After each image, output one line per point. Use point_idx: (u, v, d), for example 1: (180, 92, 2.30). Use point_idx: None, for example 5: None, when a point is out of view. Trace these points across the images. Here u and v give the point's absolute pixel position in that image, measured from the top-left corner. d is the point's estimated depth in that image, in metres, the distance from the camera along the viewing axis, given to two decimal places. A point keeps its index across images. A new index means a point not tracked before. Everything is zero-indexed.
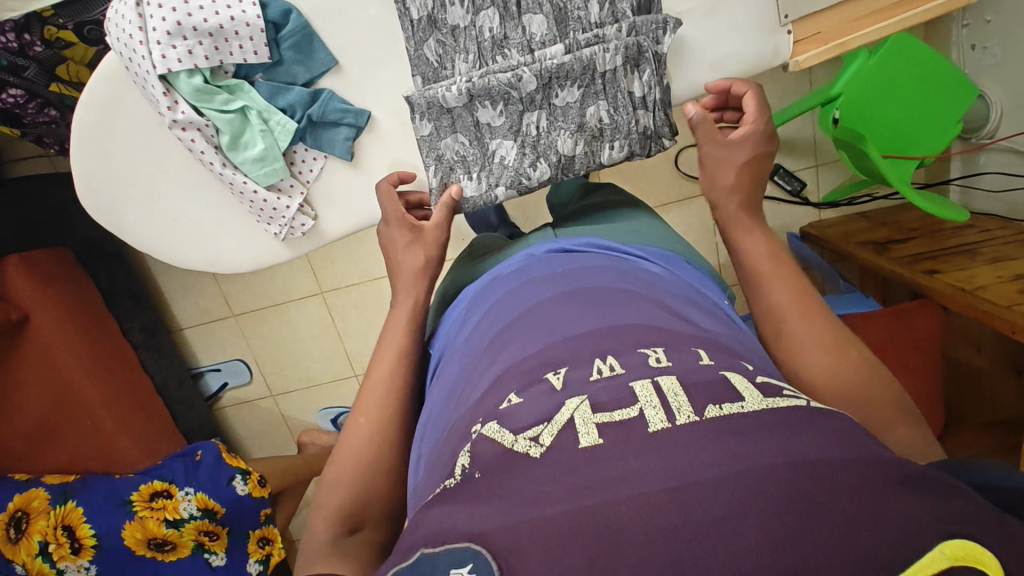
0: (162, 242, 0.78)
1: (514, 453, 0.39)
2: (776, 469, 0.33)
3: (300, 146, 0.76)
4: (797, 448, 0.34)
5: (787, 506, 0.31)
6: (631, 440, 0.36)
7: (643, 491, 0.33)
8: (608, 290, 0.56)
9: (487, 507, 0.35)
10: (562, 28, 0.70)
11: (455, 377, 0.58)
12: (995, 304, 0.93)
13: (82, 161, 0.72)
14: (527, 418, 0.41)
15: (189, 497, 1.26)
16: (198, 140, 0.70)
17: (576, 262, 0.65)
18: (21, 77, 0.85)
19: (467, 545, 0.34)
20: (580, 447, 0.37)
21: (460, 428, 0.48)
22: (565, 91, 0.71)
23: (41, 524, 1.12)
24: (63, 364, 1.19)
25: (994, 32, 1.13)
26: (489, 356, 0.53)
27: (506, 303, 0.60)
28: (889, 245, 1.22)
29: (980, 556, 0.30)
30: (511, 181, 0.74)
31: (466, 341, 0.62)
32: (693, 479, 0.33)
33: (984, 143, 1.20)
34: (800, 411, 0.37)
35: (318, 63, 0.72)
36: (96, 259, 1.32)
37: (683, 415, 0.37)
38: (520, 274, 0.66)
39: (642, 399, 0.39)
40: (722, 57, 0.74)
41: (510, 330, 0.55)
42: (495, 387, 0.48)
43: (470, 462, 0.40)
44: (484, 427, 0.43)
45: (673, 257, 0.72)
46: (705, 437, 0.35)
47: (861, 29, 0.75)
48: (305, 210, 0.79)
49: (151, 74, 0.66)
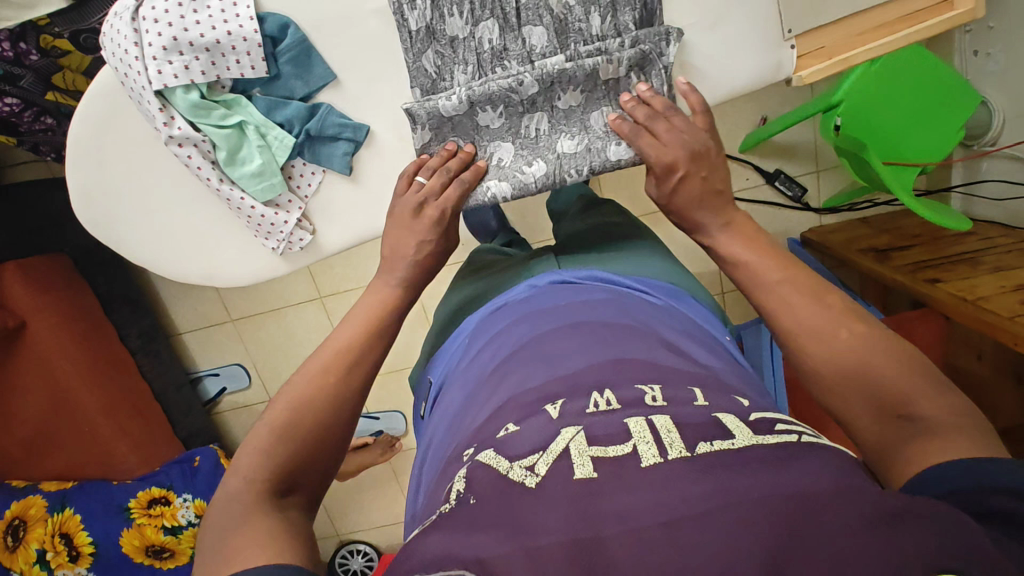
0: (161, 258, 0.78)
1: (510, 481, 0.38)
2: (764, 504, 0.33)
3: (299, 160, 0.75)
4: (787, 484, 0.34)
5: (779, 542, 0.31)
6: (626, 477, 0.36)
7: (635, 527, 0.33)
8: (611, 323, 0.57)
9: (489, 535, 0.34)
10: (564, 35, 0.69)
11: (457, 404, 0.59)
12: (999, 315, 0.92)
13: (81, 177, 0.71)
14: (525, 445, 0.41)
15: (186, 504, 1.27)
16: (194, 156, 0.70)
17: (579, 295, 0.65)
18: (17, 86, 0.84)
19: (461, 573, 0.33)
20: (574, 478, 0.37)
21: (456, 458, 0.48)
22: (567, 95, 0.71)
23: (39, 532, 1.12)
24: (61, 371, 1.19)
25: (996, 39, 1.13)
26: (492, 385, 0.55)
27: (510, 333, 0.61)
28: (890, 251, 1.22)
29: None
30: (509, 178, 0.73)
31: (468, 366, 0.63)
32: (685, 514, 0.33)
33: (987, 149, 1.19)
34: (787, 448, 0.38)
35: (316, 76, 0.71)
36: (93, 264, 1.31)
37: (675, 450, 0.38)
38: (524, 306, 0.66)
39: (636, 435, 0.40)
40: (724, 72, 0.73)
41: (512, 360, 0.56)
42: (495, 416, 0.49)
43: (466, 488, 0.40)
44: (478, 457, 0.43)
45: (681, 292, 0.72)
46: (695, 471, 0.36)
47: (866, 44, 0.74)
48: (304, 225, 0.79)
49: (147, 89, 0.66)
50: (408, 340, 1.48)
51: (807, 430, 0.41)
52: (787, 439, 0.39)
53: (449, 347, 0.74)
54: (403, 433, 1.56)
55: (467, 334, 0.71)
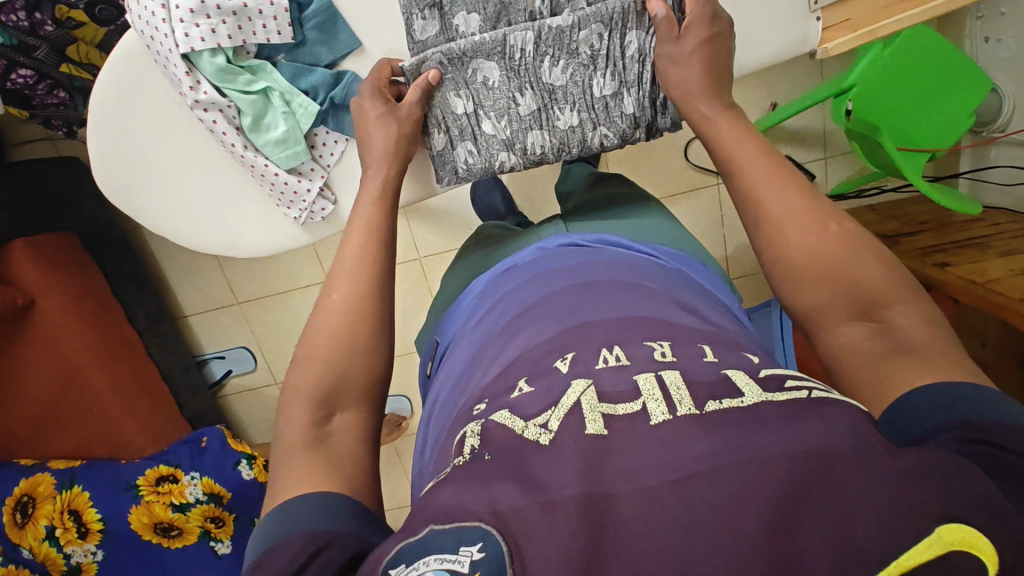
0: (181, 227, 0.78)
1: (525, 441, 0.38)
2: (777, 459, 0.33)
3: (322, 129, 0.75)
4: (798, 437, 0.34)
5: (787, 495, 0.32)
6: (635, 436, 0.36)
7: (641, 486, 0.33)
8: (627, 283, 0.57)
9: (503, 486, 0.35)
10: (562, 51, 0.70)
11: (466, 362, 0.59)
12: (1008, 297, 0.93)
13: (100, 143, 0.70)
14: (538, 405, 0.41)
15: (195, 481, 1.26)
16: (220, 121, 0.70)
17: (590, 256, 0.65)
18: (32, 57, 0.83)
19: (477, 523, 0.34)
20: (586, 433, 0.37)
21: (464, 414, 0.48)
22: (565, 113, 0.74)
23: (49, 508, 1.15)
24: (70, 350, 1.18)
25: (1007, 25, 1.13)
26: (500, 344, 0.55)
27: (519, 294, 0.61)
28: (899, 237, 1.22)
29: (975, 541, 0.31)
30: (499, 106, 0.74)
31: (476, 328, 0.63)
32: (695, 470, 0.33)
33: (996, 136, 1.20)
34: (803, 403, 0.37)
35: (342, 44, 0.71)
36: (101, 245, 1.30)
37: (684, 407, 0.38)
38: (534, 268, 0.66)
39: (645, 393, 0.39)
40: (750, 44, 0.72)
41: (520, 319, 0.56)
42: (506, 371, 0.49)
43: (481, 444, 0.39)
44: (492, 416, 0.42)
45: (689, 257, 0.73)
46: (703, 427, 0.36)
47: (891, 16, 0.74)
48: (326, 194, 0.79)
49: (174, 53, 0.65)
50: (415, 324, 1.47)
51: (818, 385, 0.39)
52: (798, 395, 0.38)
53: (457, 309, 0.74)
54: (409, 415, 1.57)
55: (475, 295, 0.71)
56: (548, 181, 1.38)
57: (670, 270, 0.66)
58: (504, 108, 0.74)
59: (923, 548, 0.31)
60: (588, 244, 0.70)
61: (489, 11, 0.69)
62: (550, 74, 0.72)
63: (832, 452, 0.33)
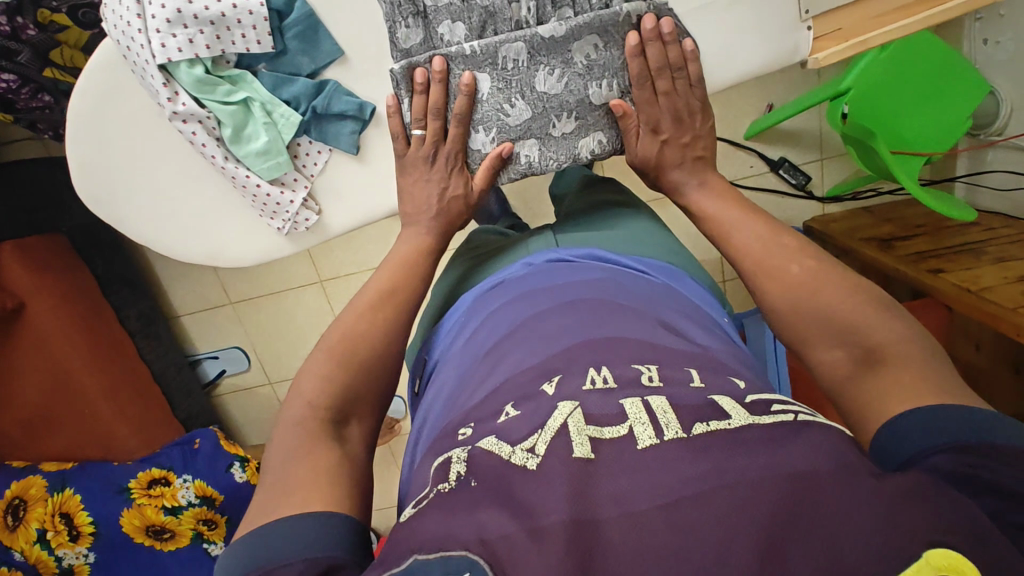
0: (162, 234, 0.76)
1: (512, 466, 0.38)
2: (763, 484, 0.33)
3: (305, 138, 0.74)
4: (786, 462, 0.34)
5: (776, 521, 0.31)
6: (623, 459, 0.36)
7: (630, 511, 0.33)
8: (612, 301, 0.57)
9: (491, 513, 0.35)
10: (554, 59, 0.68)
11: (453, 383, 0.58)
12: (1001, 306, 0.92)
13: (79, 149, 0.69)
14: (521, 431, 0.41)
15: (187, 485, 1.26)
16: (199, 132, 0.69)
17: (578, 273, 0.64)
18: (14, 61, 0.82)
19: (463, 554, 0.33)
20: (571, 457, 0.36)
21: (446, 441, 0.47)
22: (562, 122, 0.71)
23: (39, 512, 1.13)
24: (61, 352, 1.18)
25: (1005, 28, 1.12)
26: (487, 366, 0.54)
27: (505, 312, 0.61)
28: (894, 241, 1.21)
29: (960, 566, 0.30)
30: (492, 120, 0.71)
31: (464, 347, 0.63)
32: (682, 494, 0.33)
33: (994, 139, 1.19)
34: (786, 427, 0.37)
35: (323, 52, 0.69)
36: (92, 245, 1.29)
37: (671, 431, 0.37)
38: (521, 284, 0.66)
39: (632, 416, 0.39)
40: (738, 53, 0.71)
41: (507, 342, 0.55)
42: (491, 396, 0.48)
43: (467, 470, 0.39)
44: (478, 443, 0.41)
45: (678, 272, 0.72)
46: (691, 451, 0.35)
47: (882, 27, 0.73)
48: (310, 205, 0.78)
49: (151, 63, 0.64)
50: None
51: (804, 408, 0.39)
52: (784, 418, 0.38)
53: (445, 325, 0.73)
54: (404, 416, 1.56)
55: (463, 311, 0.71)
56: (542, 182, 1.37)
57: (658, 287, 0.65)
58: (494, 120, 0.70)
59: (912, 573, 0.30)
60: (574, 258, 0.70)
61: (474, 21, 0.68)
62: (544, 83, 0.69)
63: (818, 477, 0.33)
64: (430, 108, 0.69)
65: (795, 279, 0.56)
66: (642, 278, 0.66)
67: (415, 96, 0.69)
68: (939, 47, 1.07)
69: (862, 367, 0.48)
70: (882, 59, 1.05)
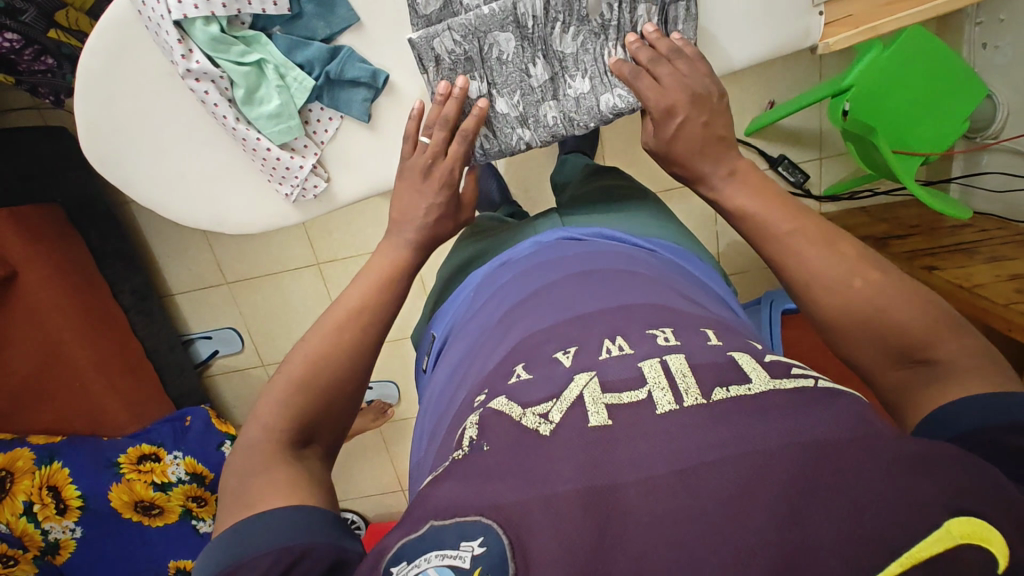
0: (170, 197, 0.76)
1: (526, 431, 0.38)
2: (782, 450, 0.33)
3: (316, 104, 0.74)
4: (804, 429, 0.34)
5: (794, 485, 0.31)
6: (641, 425, 0.36)
7: (649, 475, 0.33)
8: (623, 273, 0.57)
9: (505, 482, 0.35)
10: (572, 17, 0.70)
11: (464, 353, 0.59)
12: (994, 302, 0.94)
13: (87, 108, 0.69)
14: (538, 393, 0.41)
15: (177, 461, 1.25)
16: (212, 92, 0.69)
17: (587, 249, 0.65)
18: (19, 21, 0.80)
19: (477, 518, 0.34)
20: (588, 426, 0.37)
21: (464, 407, 0.47)
22: (576, 81, 0.73)
23: (27, 484, 1.11)
24: (53, 324, 1.17)
25: (1005, 32, 1.13)
26: (499, 334, 0.54)
27: (517, 286, 0.61)
28: (890, 239, 1.23)
29: (986, 534, 0.31)
30: (516, 84, 0.73)
31: (474, 319, 0.63)
32: (699, 461, 0.33)
33: (989, 142, 1.21)
34: (808, 393, 0.37)
35: (339, 18, 0.69)
36: (86, 217, 1.27)
37: (690, 397, 0.37)
38: (531, 260, 0.66)
39: (651, 381, 0.39)
40: (752, 36, 0.72)
41: (519, 310, 0.55)
42: (505, 360, 0.49)
43: (478, 434, 0.40)
44: (490, 404, 0.42)
45: (685, 251, 0.73)
46: (711, 419, 0.35)
47: (893, 15, 0.73)
48: (319, 171, 0.78)
49: (166, 18, 0.64)
50: (405, 311, 1.46)
51: (824, 375, 0.40)
52: (804, 384, 0.38)
53: (454, 301, 0.74)
54: (397, 401, 1.56)
55: (473, 287, 0.71)
56: (544, 171, 1.37)
57: (666, 262, 0.66)
58: (517, 82, 0.73)
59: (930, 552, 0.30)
60: (584, 237, 0.70)
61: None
62: (561, 41, 0.71)
63: (838, 445, 0.33)
64: (441, 120, 0.69)
65: (799, 258, 0.56)
66: (651, 255, 0.67)
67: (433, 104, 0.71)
68: (940, 47, 1.08)
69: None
70: (885, 58, 1.07)
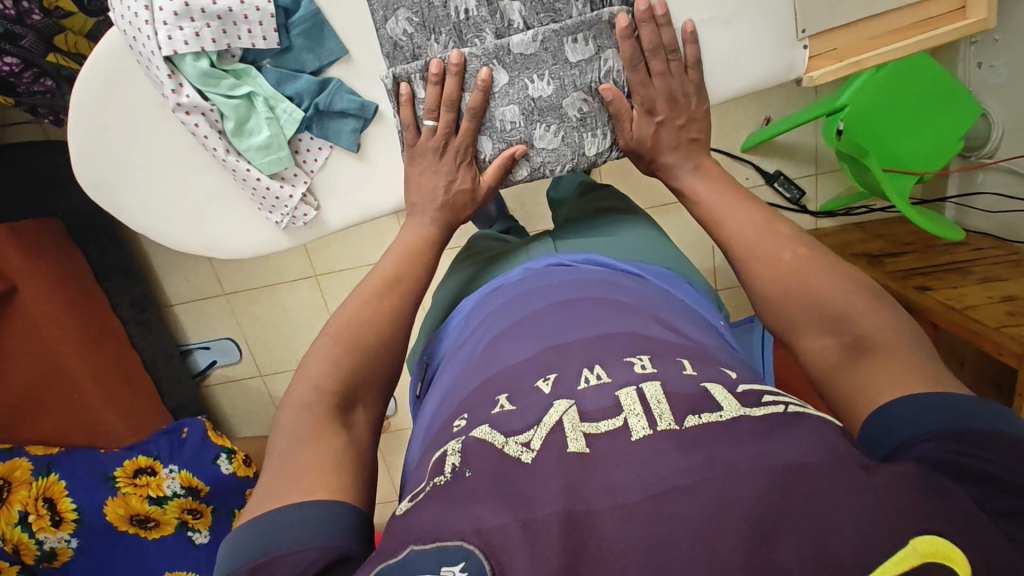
0: (160, 225, 0.78)
1: (508, 458, 0.38)
2: (753, 474, 0.33)
3: (306, 134, 0.75)
4: (776, 452, 0.34)
5: (761, 511, 0.32)
6: (616, 451, 0.36)
7: (622, 502, 0.33)
8: (606, 301, 0.58)
9: (486, 507, 0.35)
10: (548, 117, 0.71)
11: (451, 380, 0.59)
12: (985, 325, 0.94)
13: (79, 139, 0.70)
14: (519, 422, 0.41)
15: (172, 474, 1.26)
16: (202, 124, 0.70)
17: (574, 275, 0.66)
18: (18, 45, 0.82)
19: (460, 544, 0.34)
20: (567, 451, 0.37)
21: (444, 432, 0.48)
22: (545, 133, 0.72)
23: (23, 495, 1.13)
24: (52, 338, 1.18)
25: (1001, 51, 1.14)
26: (480, 364, 0.55)
27: (503, 313, 0.62)
28: (884, 257, 1.23)
29: (950, 554, 0.31)
30: (494, 138, 0.72)
31: (463, 347, 0.63)
32: (674, 484, 0.33)
33: (985, 161, 1.20)
34: (775, 419, 0.38)
35: (328, 51, 0.70)
36: (86, 231, 1.28)
37: (664, 422, 0.38)
38: (518, 287, 0.67)
39: (627, 408, 0.40)
40: (736, 67, 0.73)
41: (505, 337, 0.56)
42: (487, 387, 0.49)
43: (462, 461, 0.40)
44: (471, 432, 0.43)
45: (675, 276, 0.73)
46: (684, 444, 0.36)
47: (877, 47, 0.74)
48: (308, 201, 0.79)
49: (156, 54, 0.65)
50: None
51: (794, 400, 0.40)
52: (774, 410, 0.39)
53: (449, 327, 0.74)
54: (393, 412, 1.56)
55: (464, 315, 0.71)
56: (540, 186, 1.37)
57: (654, 288, 0.66)
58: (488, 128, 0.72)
59: (897, 561, 0.31)
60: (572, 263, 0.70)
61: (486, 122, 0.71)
62: (535, 87, 0.70)
63: (811, 468, 0.33)
64: (445, 100, 0.69)
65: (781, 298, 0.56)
66: (639, 281, 0.67)
67: (429, 86, 0.69)
68: (925, 62, 1.08)
69: (854, 361, 0.48)
70: (873, 83, 1.07)
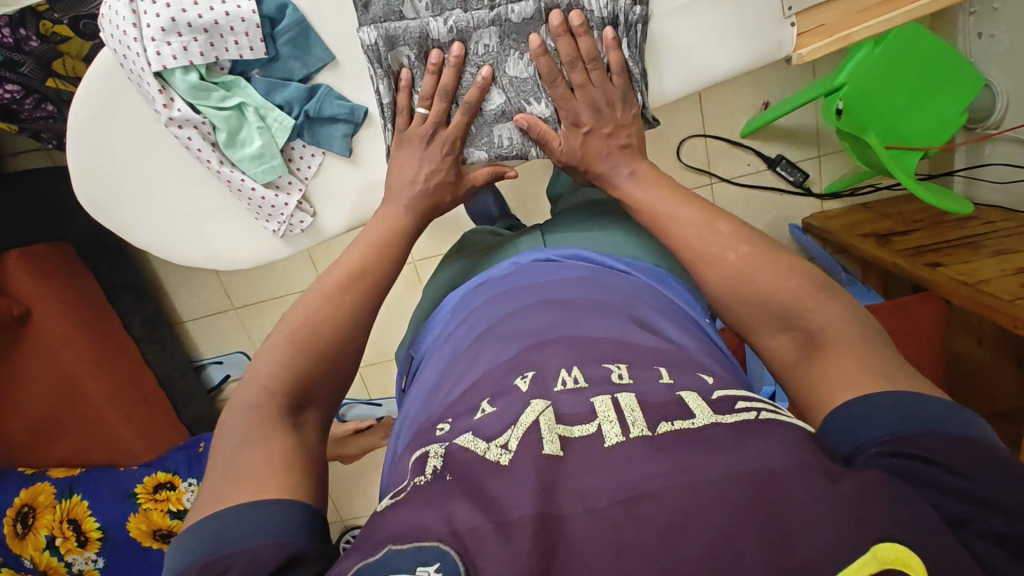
0: (157, 239, 0.79)
1: (485, 462, 0.37)
2: (723, 483, 0.33)
3: (298, 142, 0.76)
4: (744, 457, 0.34)
5: (728, 518, 0.31)
6: (588, 456, 0.36)
7: (594, 506, 0.33)
8: (590, 300, 0.57)
9: (461, 504, 0.35)
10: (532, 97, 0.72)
11: (434, 380, 0.58)
12: (999, 298, 0.92)
13: (79, 157, 0.72)
14: (498, 426, 0.40)
15: (191, 488, 1.25)
16: (194, 138, 0.71)
17: (559, 271, 0.65)
18: (18, 72, 0.85)
19: (435, 544, 0.33)
20: (542, 453, 0.36)
21: (426, 433, 0.47)
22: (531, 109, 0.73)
23: (48, 518, 1.20)
24: (65, 359, 1.20)
25: (1000, 21, 1.12)
26: (468, 359, 0.54)
27: (485, 311, 0.61)
28: (892, 236, 1.21)
29: (907, 560, 0.30)
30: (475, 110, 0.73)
31: (446, 342, 0.63)
32: (644, 490, 0.33)
33: (991, 133, 1.18)
34: (748, 425, 0.37)
35: (314, 58, 0.71)
36: (96, 252, 1.31)
37: (637, 429, 0.37)
38: (506, 283, 0.66)
39: (601, 415, 0.39)
40: (725, 50, 0.73)
41: (490, 334, 0.55)
42: (471, 390, 0.48)
43: (443, 463, 0.39)
44: (455, 440, 0.41)
45: (663, 273, 0.72)
46: (654, 449, 0.35)
47: (865, 22, 0.75)
48: (304, 207, 0.80)
49: (146, 71, 0.66)
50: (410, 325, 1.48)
51: (767, 406, 0.40)
52: (745, 417, 0.38)
53: (433, 323, 0.74)
54: None
55: (450, 309, 0.71)
56: (540, 183, 1.37)
57: (640, 285, 0.66)
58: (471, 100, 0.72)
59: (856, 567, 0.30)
60: (559, 258, 0.70)
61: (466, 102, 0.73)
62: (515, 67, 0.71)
63: (775, 477, 0.33)
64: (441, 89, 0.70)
65: None
66: (625, 277, 0.67)
67: (427, 76, 0.70)
68: (921, 35, 1.05)
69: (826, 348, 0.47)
70: (870, 59, 1.05)
